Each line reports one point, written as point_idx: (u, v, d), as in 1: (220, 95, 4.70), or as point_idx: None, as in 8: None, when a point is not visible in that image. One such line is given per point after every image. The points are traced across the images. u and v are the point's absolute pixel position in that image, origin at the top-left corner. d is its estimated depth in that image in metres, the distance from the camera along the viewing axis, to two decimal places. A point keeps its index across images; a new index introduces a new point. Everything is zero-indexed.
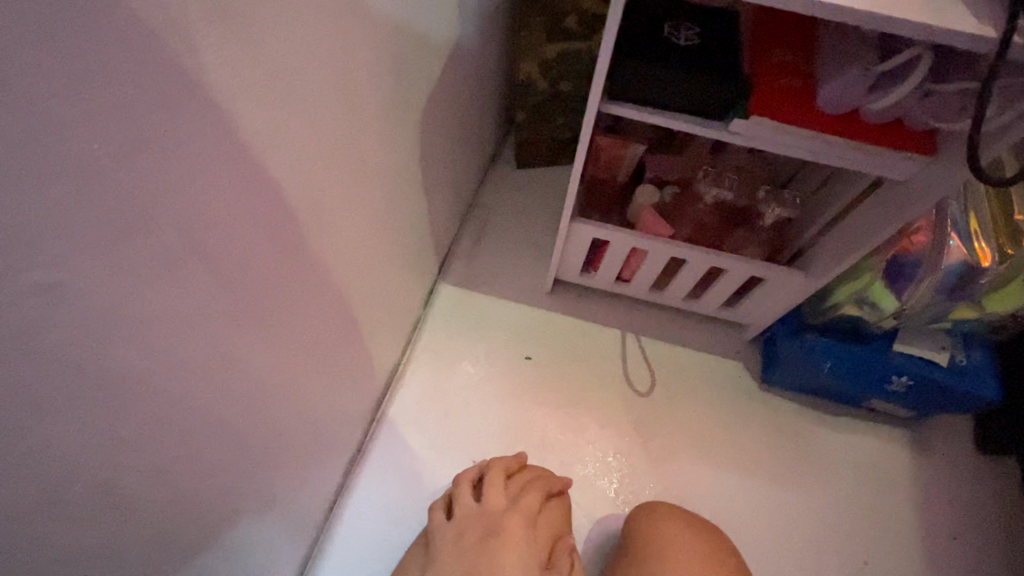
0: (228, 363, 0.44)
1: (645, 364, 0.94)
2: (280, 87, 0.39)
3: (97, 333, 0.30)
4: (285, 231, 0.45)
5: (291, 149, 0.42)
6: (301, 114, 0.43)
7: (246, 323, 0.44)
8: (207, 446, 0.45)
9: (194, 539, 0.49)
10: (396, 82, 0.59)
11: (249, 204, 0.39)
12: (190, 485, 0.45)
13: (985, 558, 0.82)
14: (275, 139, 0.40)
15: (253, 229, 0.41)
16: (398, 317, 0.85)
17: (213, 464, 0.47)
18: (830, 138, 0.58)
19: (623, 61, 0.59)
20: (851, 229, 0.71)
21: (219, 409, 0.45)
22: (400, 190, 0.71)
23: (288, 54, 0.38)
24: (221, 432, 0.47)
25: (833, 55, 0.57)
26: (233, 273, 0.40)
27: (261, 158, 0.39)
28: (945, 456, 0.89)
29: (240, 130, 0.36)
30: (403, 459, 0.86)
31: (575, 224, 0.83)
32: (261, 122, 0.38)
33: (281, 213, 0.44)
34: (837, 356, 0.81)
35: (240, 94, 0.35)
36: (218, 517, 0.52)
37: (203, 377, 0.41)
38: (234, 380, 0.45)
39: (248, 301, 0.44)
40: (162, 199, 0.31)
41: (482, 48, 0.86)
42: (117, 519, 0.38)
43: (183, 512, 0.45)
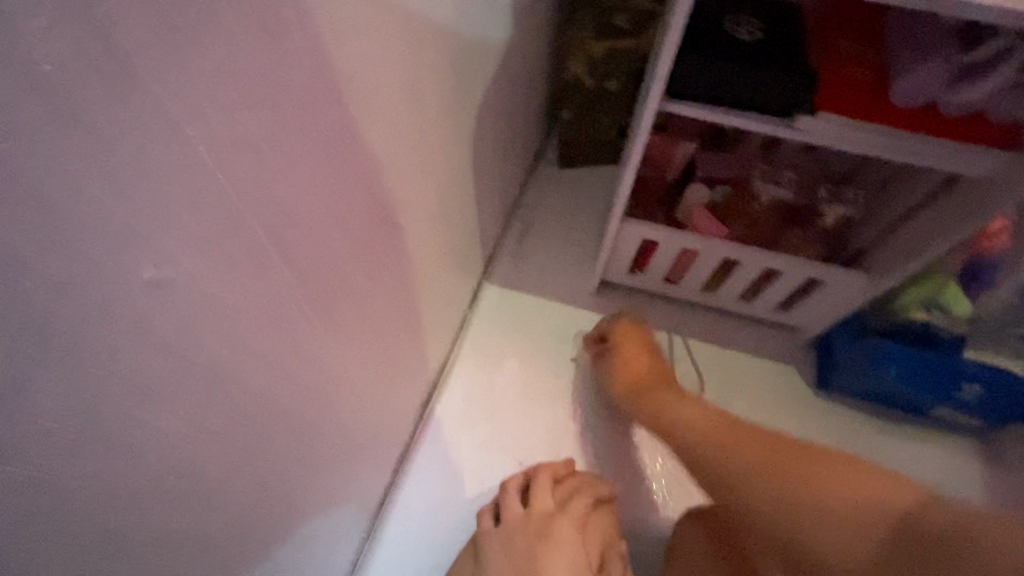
0: (297, 359, 0.45)
1: (693, 367, 0.92)
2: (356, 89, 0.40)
3: (185, 327, 0.32)
4: (350, 233, 0.47)
5: (362, 149, 0.44)
6: (371, 117, 0.44)
7: (316, 319, 0.46)
8: (277, 436, 0.47)
9: (261, 527, 0.51)
10: (454, 85, 0.60)
11: (323, 201, 0.41)
12: (261, 472, 0.47)
13: None
14: (348, 139, 0.41)
15: (326, 226, 0.42)
16: (447, 316, 0.86)
17: (279, 456, 0.49)
18: (903, 134, 0.55)
19: (683, 57, 0.57)
20: (920, 229, 0.68)
21: (287, 402, 0.47)
22: (452, 191, 0.71)
23: (363, 57, 0.40)
24: (287, 425, 0.48)
25: (909, 46, 0.55)
26: (307, 268, 0.42)
27: (335, 158, 0.40)
28: (1017, 469, 0.84)
29: (319, 130, 0.37)
30: (450, 456, 0.87)
31: (624, 225, 0.81)
32: (337, 122, 0.39)
33: (350, 212, 0.45)
34: (901, 362, 0.77)
35: (322, 96, 0.36)
36: (285, 507, 0.54)
37: (277, 370, 0.43)
38: (303, 373, 0.47)
39: (318, 300, 0.45)
40: (242, 199, 0.33)
41: (530, 49, 0.86)
42: (200, 502, 0.40)
43: (255, 499, 0.47)
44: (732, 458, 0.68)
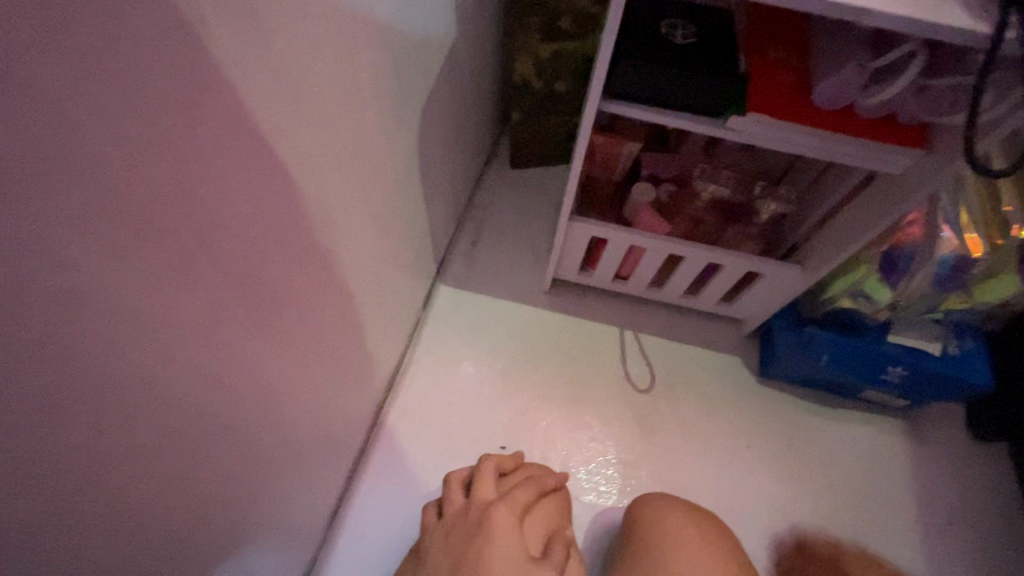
0: (236, 369, 0.44)
1: (645, 361, 0.95)
2: (283, 86, 0.39)
3: (108, 342, 0.30)
4: (289, 236, 0.45)
5: (295, 146, 0.42)
6: (305, 119, 0.43)
7: (255, 325, 0.44)
8: (217, 449, 0.45)
9: (206, 545, 0.49)
10: (397, 85, 0.60)
11: (255, 201, 0.39)
12: (200, 489, 0.44)
13: (979, 542, 0.84)
14: (277, 137, 0.40)
15: (259, 228, 0.41)
16: (399, 319, 0.85)
17: (222, 470, 0.47)
18: (825, 133, 0.59)
19: (620, 59, 0.59)
20: (844, 223, 0.73)
21: (228, 413, 0.45)
22: (400, 193, 0.71)
23: (290, 51, 0.38)
24: (229, 437, 0.46)
25: (828, 50, 0.58)
26: (242, 272, 0.40)
27: (263, 157, 0.39)
28: (939, 443, 0.90)
29: (244, 125, 0.36)
30: (406, 461, 0.85)
31: (573, 224, 0.83)
32: (265, 121, 0.38)
33: (284, 212, 0.44)
34: (833, 349, 0.82)
35: (244, 94, 0.35)
36: (228, 523, 0.51)
37: (214, 380, 0.41)
38: (242, 382, 0.45)
39: (257, 305, 0.44)
40: (167, 206, 0.31)
41: (477, 50, 0.86)
42: (133, 526, 0.38)
43: (197, 516, 0.45)
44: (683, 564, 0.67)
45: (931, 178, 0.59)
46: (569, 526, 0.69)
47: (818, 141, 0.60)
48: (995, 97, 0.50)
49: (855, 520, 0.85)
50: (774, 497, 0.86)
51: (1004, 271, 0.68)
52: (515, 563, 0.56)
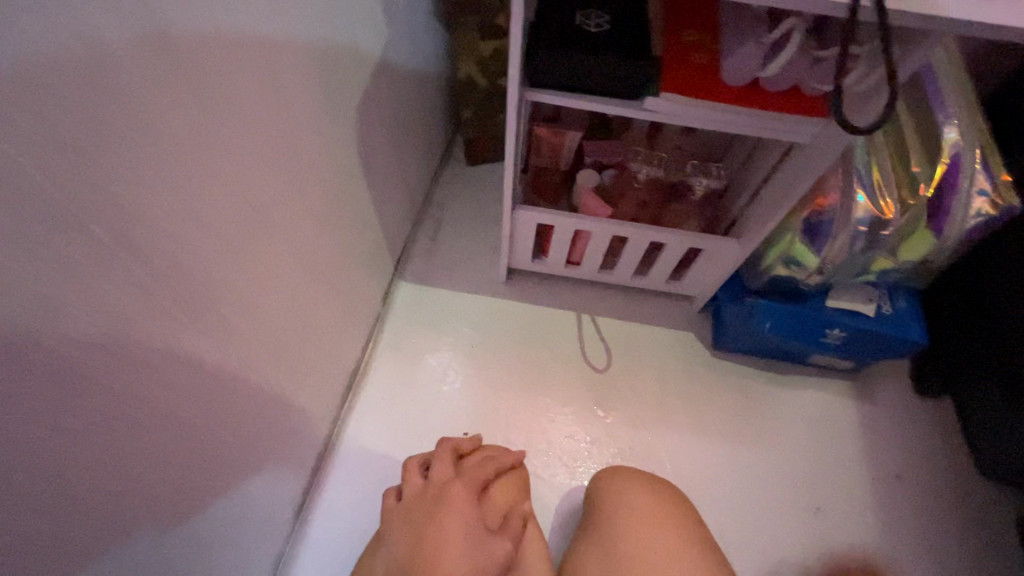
0: (171, 358, 0.46)
1: (602, 342, 0.98)
2: (198, 90, 0.41)
3: (17, 328, 0.32)
4: (214, 231, 0.47)
5: (214, 145, 0.45)
6: (226, 118, 0.45)
7: (189, 319, 0.47)
8: (159, 440, 0.47)
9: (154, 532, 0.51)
10: (329, 85, 0.62)
11: (174, 198, 0.42)
12: (145, 479, 0.47)
13: (929, 493, 0.88)
14: (194, 139, 0.42)
15: (182, 226, 0.43)
16: (357, 315, 0.88)
17: (167, 458, 0.49)
18: (735, 108, 0.62)
19: (537, 47, 0.63)
20: (770, 194, 0.76)
21: (168, 402, 0.47)
22: (345, 190, 0.74)
23: (200, 56, 0.41)
24: (171, 426, 0.48)
25: (732, 30, 0.61)
26: (168, 266, 0.43)
27: (181, 159, 0.41)
28: (887, 401, 0.94)
29: (153, 129, 0.38)
30: (371, 453, 0.88)
31: (519, 213, 0.86)
32: (179, 124, 0.40)
33: (210, 210, 0.46)
34: (775, 317, 0.86)
35: (151, 100, 0.37)
36: (177, 510, 0.53)
37: (148, 371, 0.43)
38: (179, 374, 0.47)
39: (187, 297, 0.46)
40: (69, 199, 0.33)
41: (420, 51, 0.89)
42: (71, 513, 0.40)
43: (141, 508, 0.48)
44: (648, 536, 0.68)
45: (835, 145, 0.63)
46: (527, 501, 0.72)
47: (729, 115, 0.63)
48: (866, 67, 0.54)
49: (806, 482, 0.88)
50: (731, 465, 0.89)
51: (919, 229, 0.72)
52: (472, 533, 0.59)
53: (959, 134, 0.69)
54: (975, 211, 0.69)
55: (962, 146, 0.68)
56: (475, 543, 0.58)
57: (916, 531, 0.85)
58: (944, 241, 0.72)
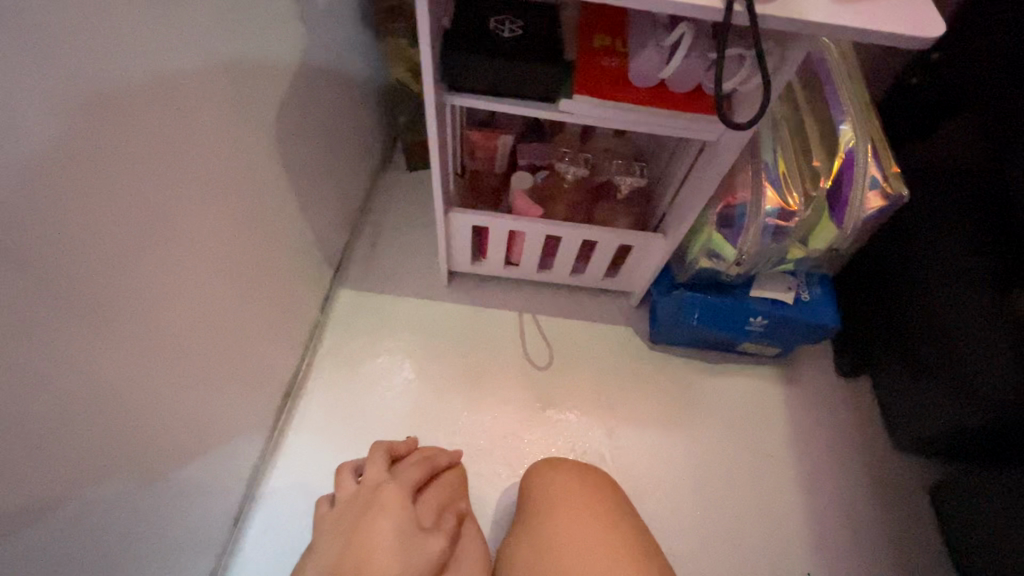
0: (43, 366, 0.44)
1: (543, 340, 1.00)
2: (64, 92, 0.40)
3: None
4: (96, 236, 0.46)
5: (91, 148, 0.44)
6: (104, 119, 0.44)
7: (71, 323, 0.46)
8: (45, 452, 0.46)
9: (48, 551, 0.49)
10: (241, 90, 0.62)
11: (45, 201, 0.41)
12: (33, 493, 0.45)
13: (850, 467, 0.93)
14: (61, 141, 0.41)
15: (56, 228, 0.43)
16: (290, 322, 0.87)
17: (54, 472, 0.47)
18: (643, 109, 0.65)
19: (453, 51, 0.64)
20: (687, 190, 0.80)
21: (44, 413, 0.45)
22: (268, 196, 0.73)
23: (67, 57, 0.40)
24: (54, 438, 0.46)
25: (637, 34, 0.64)
26: (42, 270, 0.42)
27: (47, 165, 0.41)
28: (811, 383, 1.00)
29: (10, 129, 0.37)
30: (310, 463, 0.86)
31: (452, 214, 0.87)
32: (47, 126, 0.40)
33: (95, 214, 0.46)
34: (702, 308, 0.89)
35: (7, 101, 0.37)
36: (76, 527, 0.51)
37: (21, 378, 0.42)
38: (62, 381, 0.46)
39: (64, 303, 0.45)
40: None
41: (347, 58, 0.89)
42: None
43: (34, 522, 0.46)
44: (579, 524, 0.69)
45: (739, 141, 0.67)
46: (464, 498, 0.74)
47: (638, 115, 0.66)
48: (751, 70, 0.58)
49: (737, 464, 0.92)
50: (666, 451, 0.92)
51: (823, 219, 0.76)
52: (404, 534, 0.59)
53: (853, 128, 0.74)
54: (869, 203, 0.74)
55: (855, 143, 0.73)
56: (407, 543, 0.58)
57: (839, 504, 0.90)
58: (845, 232, 0.76)
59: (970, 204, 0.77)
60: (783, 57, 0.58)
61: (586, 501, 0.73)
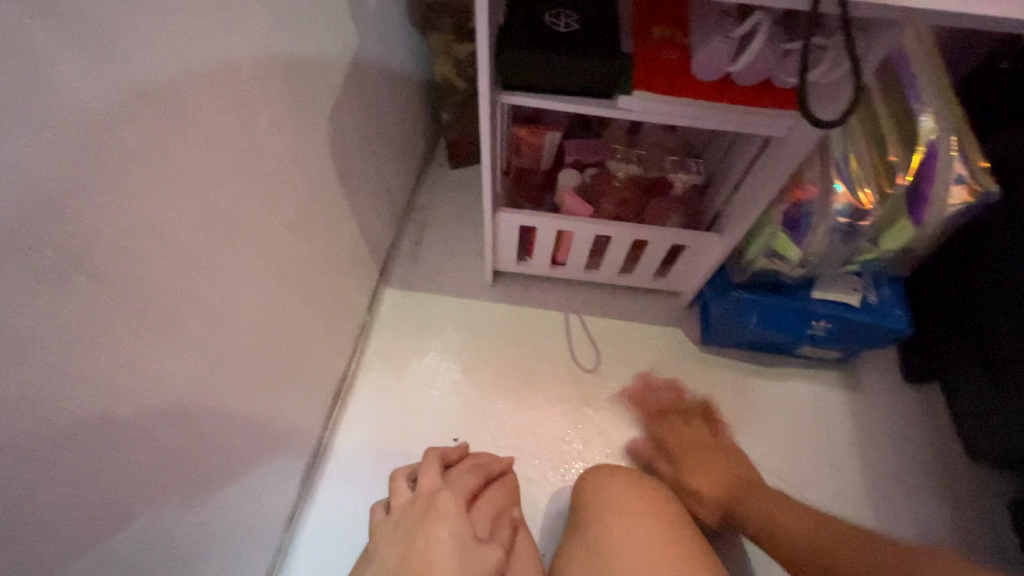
0: (112, 374, 0.45)
1: (590, 342, 0.98)
2: (131, 103, 0.41)
3: None
4: (161, 244, 0.47)
5: (157, 159, 0.44)
6: (169, 130, 0.45)
7: (137, 331, 0.47)
8: (113, 453, 0.47)
9: (117, 549, 0.50)
10: (296, 94, 0.62)
11: (117, 212, 0.42)
12: (101, 494, 0.47)
13: (917, 479, 0.88)
14: (129, 152, 0.42)
15: (123, 237, 0.43)
16: (340, 322, 0.88)
17: (119, 475, 0.48)
18: (707, 104, 0.62)
19: (509, 49, 0.62)
20: (747, 188, 0.76)
21: (112, 419, 0.46)
22: (320, 199, 0.73)
23: (134, 68, 0.40)
24: (120, 443, 0.48)
25: (701, 26, 0.61)
26: (111, 278, 0.43)
27: (116, 176, 0.41)
28: (875, 388, 0.94)
29: (83, 140, 0.38)
30: (360, 462, 0.87)
31: (499, 214, 0.86)
32: (114, 137, 0.40)
33: (160, 221, 0.46)
34: (760, 310, 0.85)
35: (81, 113, 0.37)
36: (143, 526, 0.53)
37: (89, 384, 0.43)
38: (130, 386, 0.47)
39: (132, 311, 0.46)
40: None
41: (394, 56, 0.88)
42: (17, 530, 0.40)
43: (100, 521, 0.48)
44: (633, 528, 0.68)
45: (809, 137, 0.63)
46: (517, 507, 0.73)
47: (701, 112, 0.63)
48: (832, 61, 0.54)
49: (795, 475, 0.88)
50: None
51: (899, 216, 0.71)
52: (462, 542, 0.59)
53: (934, 121, 0.69)
54: (953, 200, 0.69)
55: (938, 134, 0.69)
56: (466, 552, 0.58)
57: (906, 521, 0.85)
58: (924, 230, 0.72)
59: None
60: (868, 45, 0.54)
61: (639, 504, 0.72)
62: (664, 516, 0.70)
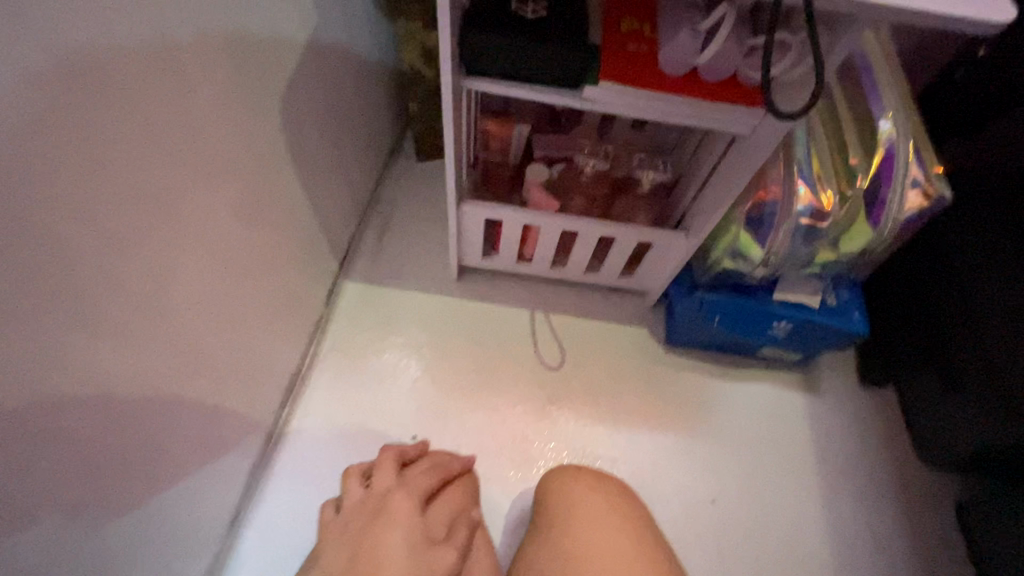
0: (27, 366, 0.41)
1: (555, 340, 0.96)
2: (53, 69, 0.37)
3: None
4: (87, 222, 0.43)
5: (81, 127, 0.40)
6: (98, 100, 0.41)
7: (59, 320, 0.43)
8: (19, 451, 0.42)
9: (36, 556, 0.46)
10: (246, 69, 0.58)
11: (26, 181, 0.37)
12: (5, 497, 0.41)
13: (870, 479, 0.89)
14: (47, 119, 0.38)
15: (42, 214, 0.39)
16: (294, 315, 0.84)
17: (41, 477, 0.44)
18: (673, 98, 0.61)
19: (473, 32, 0.60)
20: (714, 188, 0.75)
21: (33, 416, 0.42)
22: (273, 183, 0.69)
23: (56, 32, 0.37)
24: (40, 448, 0.43)
25: (669, 18, 0.60)
26: (24, 259, 0.39)
27: (31, 149, 0.37)
28: (833, 389, 0.96)
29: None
30: (311, 461, 0.83)
31: (465, 206, 0.83)
32: (33, 104, 0.36)
33: (85, 199, 0.42)
34: (723, 310, 0.86)
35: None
36: (66, 531, 0.49)
37: (3, 376, 0.39)
38: (53, 380, 0.43)
39: (56, 297, 0.42)
40: None
41: (357, 41, 0.85)
42: None
43: (16, 528, 0.43)
44: (595, 527, 0.67)
45: (774, 137, 0.62)
46: (478, 508, 0.70)
47: (669, 106, 0.62)
48: (794, 57, 0.55)
49: (756, 475, 0.88)
50: (679, 457, 0.89)
51: (858, 220, 0.72)
52: (413, 547, 0.55)
53: (894, 125, 0.70)
54: (908, 206, 0.71)
55: (896, 138, 0.70)
56: (417, 557, 0.54)
57: (857, 519, 0.87)
58: (881, 234, 0.73)
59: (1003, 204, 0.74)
60: (830, 42, 0.54)
61: (600, 503, 0.70)
62: (631, 518, 0.70)
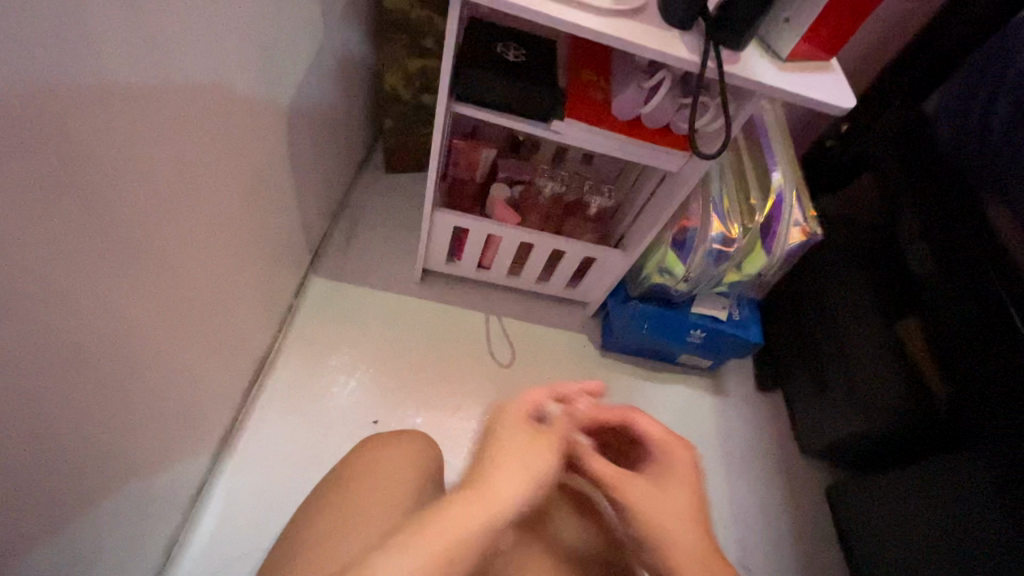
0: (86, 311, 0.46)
1: (507, 341, 1.07)
2: (138, 55, 0.44)
3: None
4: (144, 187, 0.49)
5: (153, 107, 0.47)
6: (164, 85, 0.48)
7: (117, 276, 0.48)
8: (68, 389, 0.46)
9: (57, 498, 0.49)
10: (263, 74, 0.66)
11: (105, 145, 0.43)
12: (50, 431, 0.45)
13: (765, 468, 1.07)
14: (133, 97, 0.44)
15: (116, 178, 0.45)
16: (269, 302, 0.89)
17: (79, 418, 0.48)
18: (622, 137, 0.76)
19: (465, 69, 0.73)
20: (649, 214, 0.91)
21: (85, 358, 0.46)
22: (271, 176, 0.76)
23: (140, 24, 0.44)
24: (84, 390, 0.47)
25: (621, 76, 0.76)
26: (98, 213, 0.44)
27: (114, 118, 0.43)
28: (736, 393, 1.14)
29: (96, 78, 0.40)
30: (276, 442, 0.87)
31: (438, 212, 0.94)
32: (124, 81, 0.43)
33: (146, 167, 0.48)
34: (651, 319, 1.01)
35: (98, 52, 0.40)
36: (81, 478, 0.52)
37: (71, 316, 0.44)
38: (104, 329, 0.48)
39: (118, 252, 0.47)
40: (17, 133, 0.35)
41: (348, 61, 0.94)
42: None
43: (51, 465, 0.47)
44: None
45: (697, 175, 0.79)
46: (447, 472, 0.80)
47: (618, 143, 0.77)
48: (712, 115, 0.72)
49: None
50: None
51: (755, 247, 0.91)
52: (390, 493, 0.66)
53: (783, 176, 0.90)
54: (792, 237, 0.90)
55: (784, 184, 0.89)
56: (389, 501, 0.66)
57: (755, 500, 1.03)
58: (773, 260, 0.92)
59: (857, 262, 0.98)
60: (738, 109, 0.72)
61: None
62: None
